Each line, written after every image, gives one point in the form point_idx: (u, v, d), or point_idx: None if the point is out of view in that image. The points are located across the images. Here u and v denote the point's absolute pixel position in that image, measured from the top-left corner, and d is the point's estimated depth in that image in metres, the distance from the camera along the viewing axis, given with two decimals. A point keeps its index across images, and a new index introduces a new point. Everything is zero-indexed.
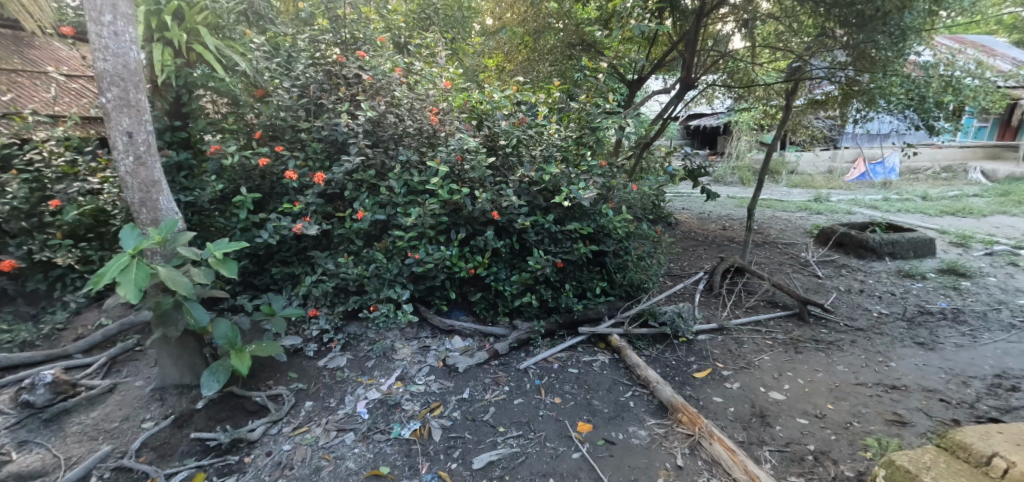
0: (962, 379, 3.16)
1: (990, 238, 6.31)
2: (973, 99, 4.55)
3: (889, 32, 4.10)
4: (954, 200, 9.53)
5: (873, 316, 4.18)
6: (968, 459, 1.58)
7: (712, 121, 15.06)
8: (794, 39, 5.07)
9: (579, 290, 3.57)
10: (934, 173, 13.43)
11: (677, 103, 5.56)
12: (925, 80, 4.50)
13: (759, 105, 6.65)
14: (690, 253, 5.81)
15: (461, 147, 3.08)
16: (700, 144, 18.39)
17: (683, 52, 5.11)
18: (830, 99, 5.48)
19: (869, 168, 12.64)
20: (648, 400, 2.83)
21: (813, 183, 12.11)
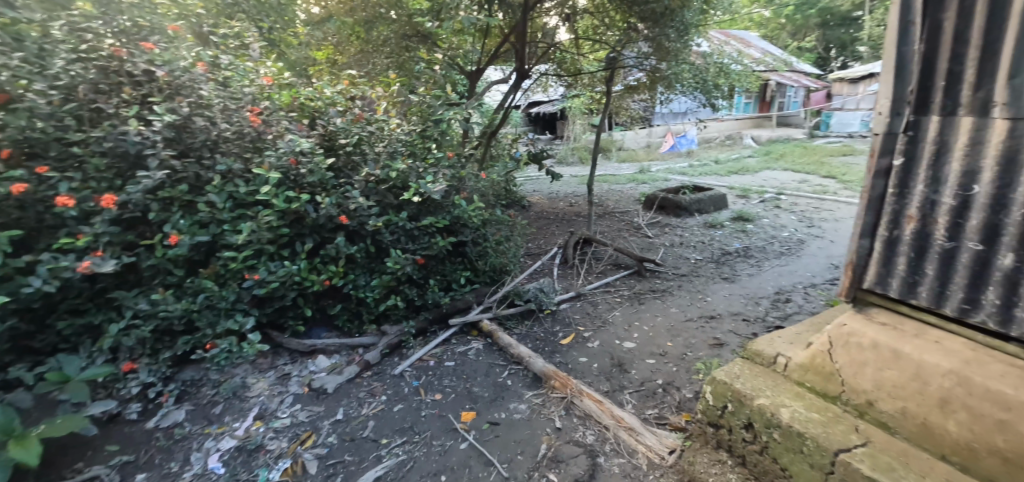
0: (755, 300, 3.99)
1: (762, 190, 8.03)
2: (739, 81, 5.73)
3: (677, 27, 4.94)
4: (737, 162, 11.85)
5: (692, 262, 5.01)
6: (762, 361, 1.84)
7: (549, 108, 16.20)
8: (607, 33, 5.55)
9: (444, 284, 3.59)
10: (720, 141, 16.46)
11: (517, 92, 5.84)
12: (705, 66, 5.45)
13: (586, 92, 7.35)
14: (545, 232, 6.21)
15: (294, 150, 2.81)
16: (542, 130, 19.62)
17: (516, 43, 5.34)
18: (642, 85, 6.11)
19: (676, 141, 14.96)
20: (523, 375, 2.98)
21: (637, 158, 13.89)
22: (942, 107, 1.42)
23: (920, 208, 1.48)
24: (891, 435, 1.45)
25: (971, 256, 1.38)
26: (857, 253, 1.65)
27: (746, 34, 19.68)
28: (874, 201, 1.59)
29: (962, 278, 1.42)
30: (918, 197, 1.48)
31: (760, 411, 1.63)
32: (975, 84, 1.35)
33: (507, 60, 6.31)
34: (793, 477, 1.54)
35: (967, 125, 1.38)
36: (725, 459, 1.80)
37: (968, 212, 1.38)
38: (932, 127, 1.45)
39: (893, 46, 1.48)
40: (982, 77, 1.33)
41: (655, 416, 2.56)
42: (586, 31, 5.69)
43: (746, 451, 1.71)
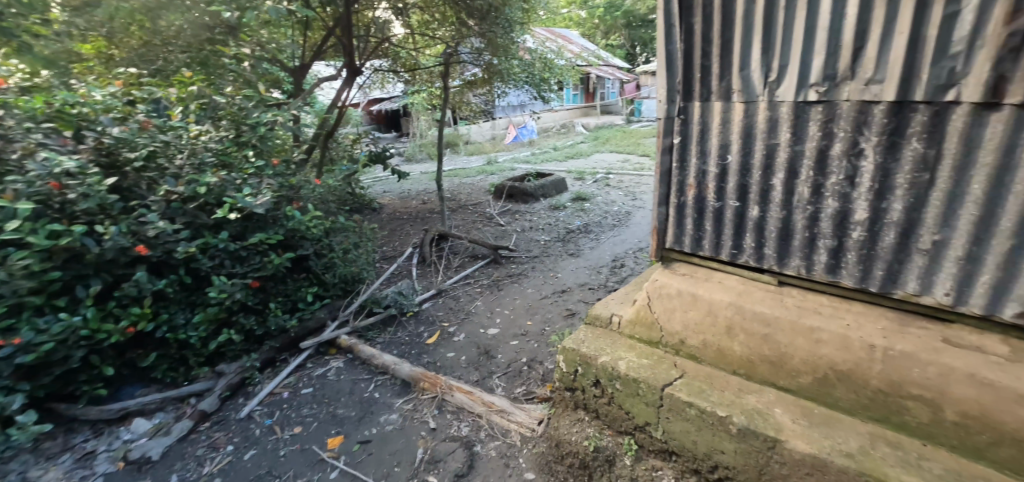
0: (597, 270, 4.45)
1: (593, 171, 8.95)
2: (561, 76, 6.34)
3: (503, 25, 5.10)
4: (572, 148, 13.01)
5: (542, 244, 5.36)
6: (601, 323, 2.06)
7: (391, 105, 15.68)
8: (440, 29, 5.49)
9: (288, 306, 3.26)
10: (555, 129, 17.86)
11: (350, 89, 5.49)
12: (531, 62, 5.85)
13: (427, 88, 7.20)
14: (400, 232, 6.02)
15: (54, 171, 2.25)
16: (389, 128, 18.88)
17: (343, 37, 4.99)
18: (478, 80, 6.24)
19: (517, 132, 15.77)
20: (391, 383, 2.88)
21: (483, 150, 14.30)
22: (700, 94, 1.62)
23: (696, 177, 1.72)
24: (697, 364, 1.75)
25: (734, 213, 1.66)
26: (659, 219, 1.88)
27: (565, 31, 21.54)
28: (664, 174, 1.80)
29: (730, 231, 1.70)
30: (693, 169, 1.71)
31: (603, 367, 1.84)
32: (720, 74, 1.56)
33: (336, 56, 5.87)
34: (635, 418, 1.78)
35: (717, 109, 1.59)
36: (584, 417, 1.99)
37: (727, 178, 1.64)
38: (695, 111, 1.65)
39: (663, 43, 1.66)
40: (724, 68, 1.55)
41: (523, 393, 2.70)
42: (419, 26, 5.55)
43: (598, 405, 1.91)
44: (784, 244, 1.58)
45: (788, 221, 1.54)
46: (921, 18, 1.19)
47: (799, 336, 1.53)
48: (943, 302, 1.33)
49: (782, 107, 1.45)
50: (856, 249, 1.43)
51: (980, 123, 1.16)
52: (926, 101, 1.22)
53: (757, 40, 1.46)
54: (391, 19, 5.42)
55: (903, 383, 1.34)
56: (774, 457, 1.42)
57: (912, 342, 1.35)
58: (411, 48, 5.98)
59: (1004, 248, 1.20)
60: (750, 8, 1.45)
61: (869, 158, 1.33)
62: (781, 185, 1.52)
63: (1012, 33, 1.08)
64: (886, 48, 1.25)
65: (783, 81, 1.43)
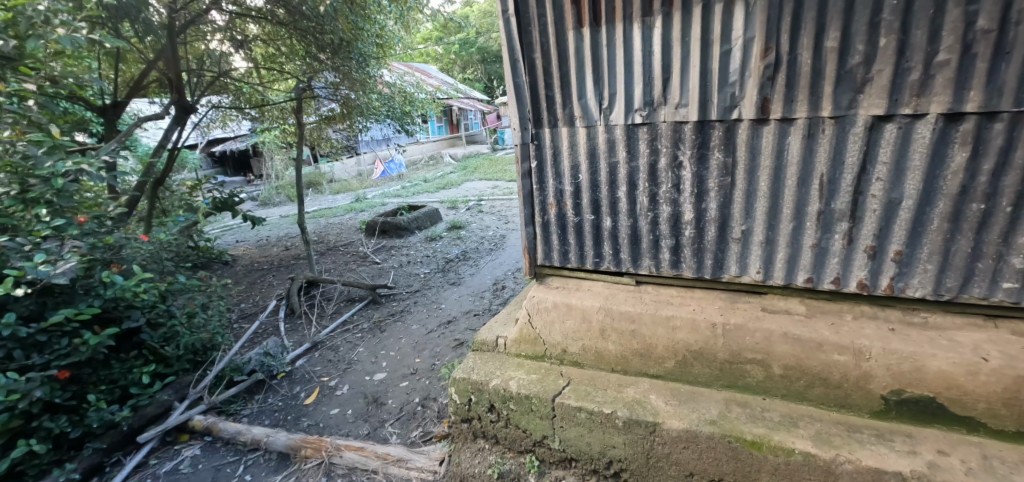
0: (480, 296, 4.50)
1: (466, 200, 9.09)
2: (422, 107, 6.38)
3: (357, 58, 4.93)
4: (443, 178, 13.05)
5: (422, 277, 5.25)
6: (489, 348, 2.07)
7: (236, 145, 14.23)
8: (288, 63, 5.19)
9: (116, 395, 2.65)
10: (424, 162, 17.79)
11: (181, 129, 4.83)
12: (391, 95, 5.80)
13: (279, 125, 6.64)
14: (260, 285, 5.39)
15: None
16: (236, 171, 16.95)
17: (169, 72, 4.39)
18: (336, 115, 5.99)
19: (385, 166, 15.32)
20: (264, 460, 2.52)
21: (350, 187, 13.61)
22: (548, 121, 1.77)
23: (555, 196, 1.86)
24: (582, 369, 1.86)
25: (591, 225, 1.82)
26: (528, 239, 1.98)
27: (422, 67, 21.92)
28: (527, 196, 1.90)
29: (590, 242, 1.86)
30: (551, 189, 1.85)
31: (496, 391, 1.85)
32: (563, 102, 1.73)
33: (161, 92, 5.13)
34: (533, 434, 1.82)
35: (565, 133, 1.75)
36: (484, 446, 1.97)
37: (581, 195, 1.80)
38: (546, 137, 1.79)
39: (510, 76, 1.79)
40: (565, 97, 1.72)
41: (420, 435, 2.58)
42: (264, 59, 5.20)
43: (496, 429, 1.91)
44: (635, 247, 1.78)
45: (635, 228, 1.75)
46: (705, 54, 1.47)
47: (660, 326, 1.72)
48: (757, 279, 1.62)
49: (616, 129, 1.66)
50: (690, 244, 1.67)
51: (757, 135, 1.46)
52: (719, 119, 1.50)
53: (588, 73, 1.65)
54: (229, 52, 4.96)
55: (741, 351, 1.60)
56: (656, 440, 1.56)
57: (742, 315, 1.61)
58: (256, 83, 5.49)
59: (788, 230, 1.52)
60: (579, 45, 1.64)
61: (686, 168, 1.59)
62: (625, 197, 1.72)
63: (766, 65, 1.39)
64: (686, 78, 1.51)
65: (613, 107, 1.64)
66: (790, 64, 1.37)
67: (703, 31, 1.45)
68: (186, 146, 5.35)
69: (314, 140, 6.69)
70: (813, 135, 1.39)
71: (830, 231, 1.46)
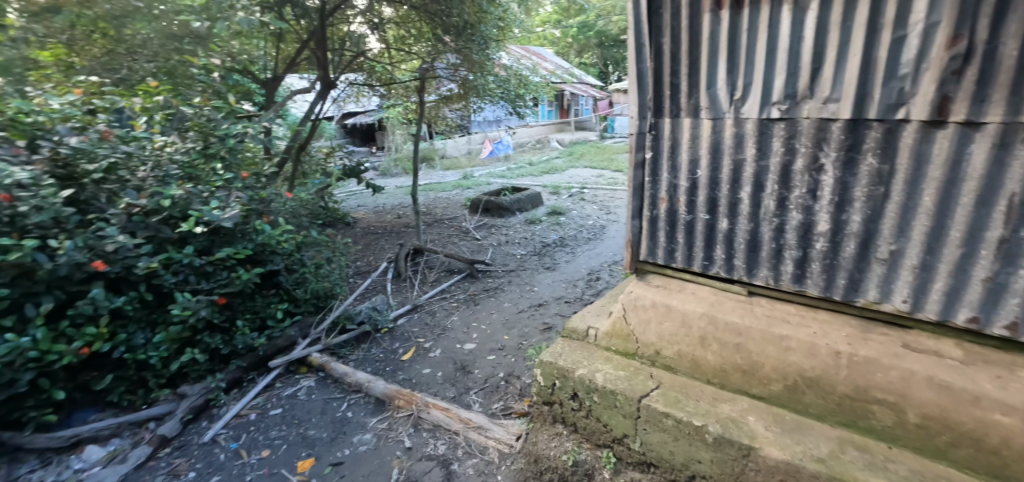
0: (573, 283, 4.47)
1: (569, 186, 9.04)
2: (536, 91, 6.41)
3: (480, 41, 5.12)
4: (548, 163, 13.10)
5: (518, 258, 5.36)
6: (578, 336, 2.06)
7: (365, 118, 15.61)
8: (415, 44, 5.54)
9: (257, 323, 3.13)
10: (531, 145, 17.92)
11: (324, 103, 5.42)
12: (507, 78, 5.88)
13: (402, 102, 7.13)
14: (374, 247, 5.92)
15: (7, 182, 2.10)
16: (362, 142, 18.61)
17: (317, 50, 4.92)
18: (454, 95, 6.28)
19: (494, 147, 15.78)
20: (364, 402, 2.81)
21: (459, 164, 14.25)
22: (670, 110, 1.67)
23: (667, 190, 1.76)
24: (674, 374, 1.77)
25: (704, 225, 1.70)
26: (632, 232, 1.91)
27: (540, 50, 21.94)
28: (637, 188, 1.84)
29: (701, 243, 1.74)
30: (664, 183, 1.76)
31: (581, 380, 1.84)
32: (688, 92, 1.61)
33: (310, 69, 5.78)
34: (613, 430, 1.78)
35: (687, 125, 1.64)
36: (562, 431, 1.98)
37: (697, 191, 1.68)
38: (665, 127, 1.70)
39: (634, 61, 1.72)
40: (692, 86, 1.60)
41: (501, 408, 2.67)
42: (395, 41, 5.59)
43: (577, 417, 1.91)
44: (752, 255, 1.63)
45: (755, 233, 1.60)
46: (871, 41, 1.26)
47: (770, 345, 1.57)
48: (901, 309, 1.39)
49: (747, 124, 1.51)
50: (821, 259, 1.49)
51: (927, 140, 1.23)
52: (878, 118, 1.29)
53: (722, 60, 1.52)
54: (365, 34, 5.41)
55: (868, 388, 1.40)
56: (748, 465, 1.44)
57: (874, 349, 1.41)
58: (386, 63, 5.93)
59: (953, 256, 1.27)
60: (714, 29, 1.51)
61: (828, 173, 1.40)
62: (748, 198, 1.58)
63: (952, 56, 1.16)
64: (841, 69, 1.32)
65: (747, 98, 1.49)
66: (986, 55, 1.12)
67: (872, 14, 1.25)
68: (323, 117, 5.98)
69: (431, 118, 7.10)
70: (1009, 145, 1.13)
71: (1015, 265, 1.20)
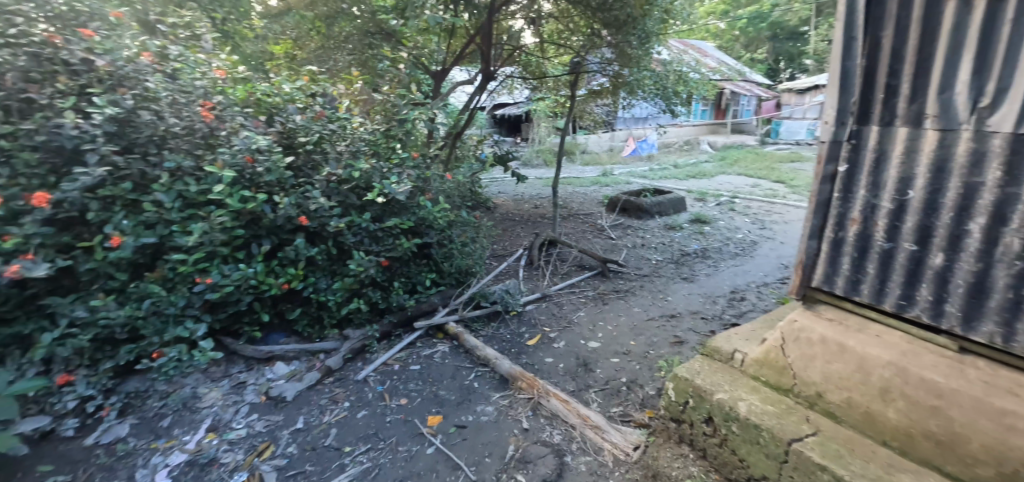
0: (712, 299, 4.12)
1: (718, 193, 8.31)
2: (696, 90, 5.85)
3: (639, 35, 4.94)
4: (696, 166, 12.21)
5: (653, 263, 5.12)
6: (721, 357, 1.91)
7: (514, 109, 16.28)
8: (571, 38, 5.59)
9: (409, 286, 3.54)
10: (679, 145, 16.83)
11: (481, 94, 5.78)
12: (665, 73, 5.52)
13: (551, 95, 7.27)
14: (510, 233, 6.18)
15: (250, 147, 2.67)
16: (508, 132, 19.45)
17: (481, 43, 5.26)
18: (605, 90, 6.17)
19: (638, 145, 15.22)
20: (490, 376, 2.97)
21: (600, 160, 14.06)
22: (881, 117, 1.51)
23: (862, 211, 1.58)
24: (836, 424, 1.53)
25: (906, 258, 1.49)
26: (807, 254, 1.76)
27: (703, 44, 20.37)
28: (822, 205, 1.69)
29: (899, 279, 1.53)
30: (860, 202, 1.59)
31: (719, 405, 1.70)
32: (910, 97, 1.45)
33: (472, 62, 6.23)
34: (749, 468, 1.61)
35: (902, 135, 1.47)
36: (686, 453, 1.85)
37: (904, 216, 1.48)
38: (871, 136, 1.54)
39: (840, 59, 1.59)
40: (916, 90, 1.43)
41: (620, 414, 2.60)
42: (551, 35, 5.70)
43: (707, 444, 1.77)
44: (972, 303, 1.38)
45: (983, 276, 1.35)
46: None
47: (984, 418, 1.30)
48: None
49: (991, 139, 1.29)
50: None
51: None
52: None
53: (966, 61, 1.33)
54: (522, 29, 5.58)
55: None
56: None
57: None
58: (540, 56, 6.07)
59: None
60: (960, 25, 1.34)
61: None
62: (979, 231, 1.34)
63: None
64: None
65: (997, 108, 1.28)
66: None
67: None
68: (477, 107, 6.41)
69: (579, 112, 7.12)
70: None
71: None
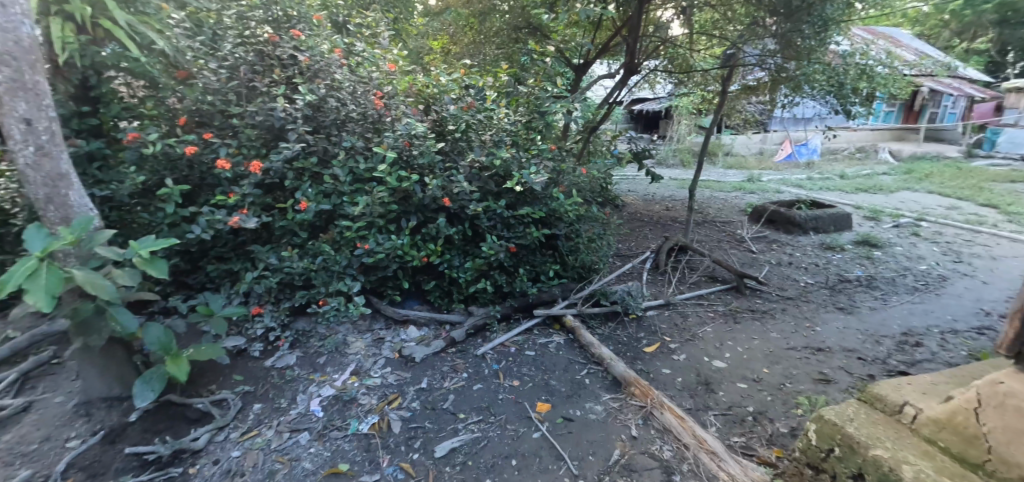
0: (875, 339, 3.48)
1: (897, 212, 6.96)
2: (884, 86, 4.85)
3: (814, 23, 4.35)
4: (869, 178, 10.37)
5: (801, 286, 4.51)
6: (884, 409, 1.71)
7: (653, 105, 15.57)
8: (728, 27, 5.17)
9: (533, 274, 3.59)
10: (849, 153, 14.43)
11: (621, 88, 5.64)
12: (843, 68, 4.71)
13: (697, 90, 6.80)
14: (636, 234, 5.97)
15: (409, 133, 2.97)
16: (645, 129, 18.66)
17: (627, 35, 5.11)
18: (762, 85, 5.60)
19: (796, 150, 13.46)
20: (602, 376, 2.93)
21: (747, 164, 12.76)
22: None
23: None
24: None
25: None
26: None
27: (898, 33, 17.05)
28: None
29: None
30: None
31: (875, 460, 1.50)
32: None
33: (615, 55, 6.12)
34: None
35: None
36: None
37: None
38: None
39: None
40: None
41: (741, 445, 2.38)
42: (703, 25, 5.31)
43: None
44: None
45: None
46: None
47: None
48: None
49: None
50: None
51: None
52: None
53: None
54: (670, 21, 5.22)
55: None
56: None
57: None
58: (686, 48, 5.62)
59: None
60: None
61: None
62: None
63: None
64: None
65: None
66: None
67: None
68: (614, 102, 6.29)
69: (728, 109, 6.55)
70: None
71: None
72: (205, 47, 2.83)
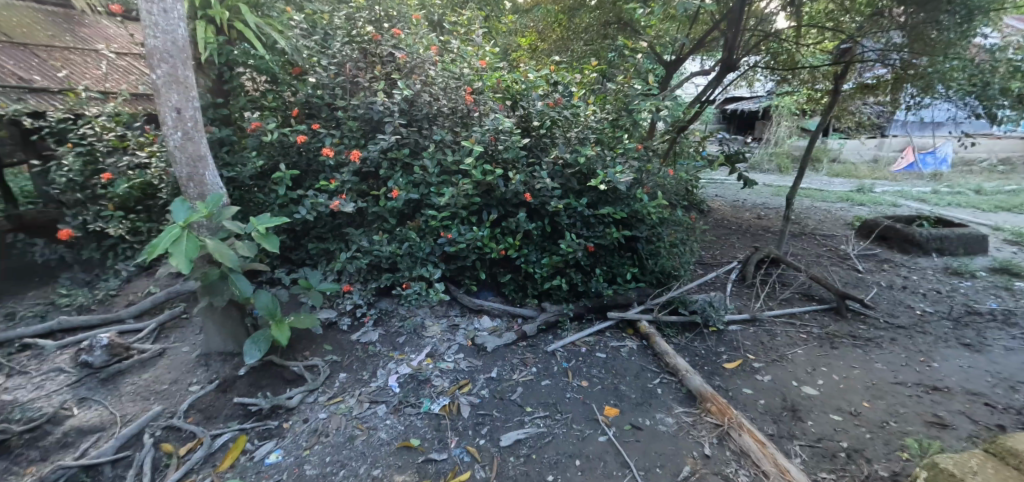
0: (1009, 384, 2.98)
1: None
2: None
3: (955, 12, 3.82)
4: (1015, 196, 8.87)
5: (916, 314, 3.98)
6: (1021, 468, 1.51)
7: (750, 105, 14.52)
8: (844, 18, 4.78)
9: (610, 275, 3.54)
10: (989, 165, 12.43)
11: (715, 86, 5.33)
12: (990, 65, 4.02)
13: (803, 89, 6.24)
14: (722, 242, 5.62)
15: (496, 128, 3.04)
16: (738, 131, 17.46)
17: (727, 30, 4.80)
18: (882, 83, 5.05)
19: (920, 159, 11.86)
20: (676, 388, 2.81)
21: (856, 173, 11.49)
22: None
23: None
24: None
25: None
26: None
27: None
28: None
29: None
30: None
31: None
32: None
33: (711, 51, 5.80)
34: None
35: None
36: None
37: None
38: None
39: None
40: None
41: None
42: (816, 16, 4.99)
43: None
44: None
45: None
46: None
47: None
48: None
49: None
50: None
51: None
52: None
53: None
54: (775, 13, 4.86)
55: None
56: None
57: None
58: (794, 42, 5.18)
59: None
60: None
61: None
62: None
63: None
64: None
65: None
66: None
67: None
68: (706, 101, 5.97)
69: (839, 111, 5.94)
70: None
71: None
72: (319, 45, 3.12)
